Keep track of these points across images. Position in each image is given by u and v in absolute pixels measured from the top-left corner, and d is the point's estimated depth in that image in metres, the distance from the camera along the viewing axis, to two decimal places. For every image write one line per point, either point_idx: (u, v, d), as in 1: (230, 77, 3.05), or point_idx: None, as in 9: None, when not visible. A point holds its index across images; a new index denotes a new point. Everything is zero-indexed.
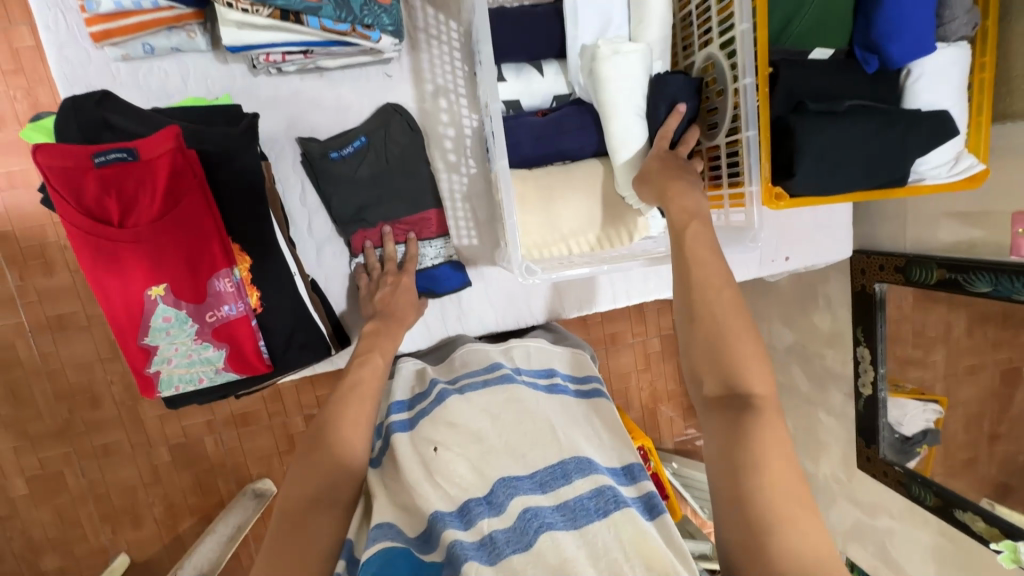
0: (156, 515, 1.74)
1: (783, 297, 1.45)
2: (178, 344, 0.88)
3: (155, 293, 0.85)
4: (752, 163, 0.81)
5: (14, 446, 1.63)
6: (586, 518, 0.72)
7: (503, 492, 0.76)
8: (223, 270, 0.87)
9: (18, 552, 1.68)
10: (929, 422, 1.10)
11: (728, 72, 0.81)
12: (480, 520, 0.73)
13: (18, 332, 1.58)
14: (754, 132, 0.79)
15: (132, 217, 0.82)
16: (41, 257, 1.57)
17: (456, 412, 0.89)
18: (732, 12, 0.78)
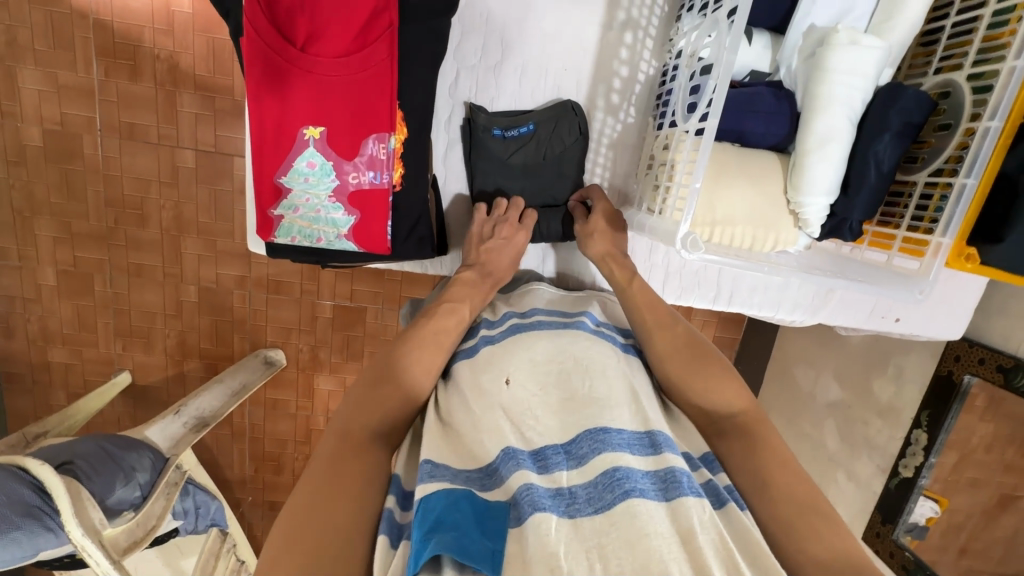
0: (167, 347, 1.75)
1: (845, 353, 1.41)
2: (311, 194, 0.98)
3: (310, 135, 0.95)
4: (954, 211, 0.84)
5: (54, 236, 1.63)
6: (679, 491, 0.66)
7: (589, 445, 0.72)
8: (381, 135, 0.96)
9: (30, 337, 1.70)
10: (920, 516, 1.18)
11: (970, 108, 0.84)
12: (559, 469, 0.70)
13: (89, 126, 1.54)
14: (974, 181, 0.81)
15: (316, 45, 0.91)
16: (131, 59, 1.50)
17: (535, 350, 0.86)
18: (1008, 46, 0.79)
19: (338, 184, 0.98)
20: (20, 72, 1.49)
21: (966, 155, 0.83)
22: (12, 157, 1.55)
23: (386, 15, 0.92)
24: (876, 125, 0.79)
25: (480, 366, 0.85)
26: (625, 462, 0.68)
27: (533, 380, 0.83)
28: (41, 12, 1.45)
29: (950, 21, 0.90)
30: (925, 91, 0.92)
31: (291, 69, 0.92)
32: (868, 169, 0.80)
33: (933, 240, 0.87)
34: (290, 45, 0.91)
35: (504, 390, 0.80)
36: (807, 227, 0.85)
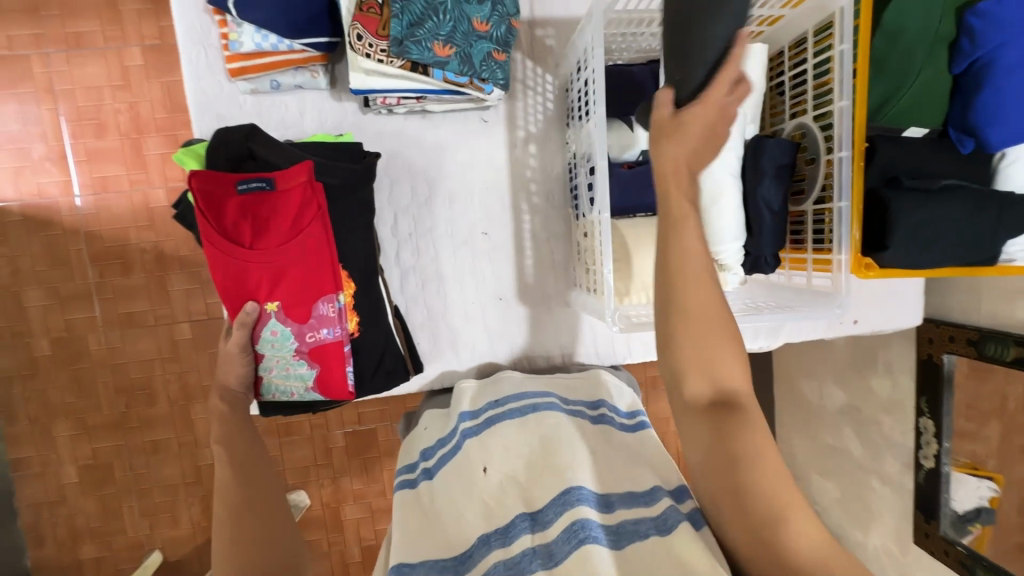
0: (193, 515, 1.77)
1: (836, 357, 1.44)
2: (279, 356, 1.01)
3: (270, 309, 0.99)
4: (842, 232, 0.87)
5: (71, 434, 1.70)
6: (628, 540, 0.74)
7: (553, 510, 0.78)
8: (329, 295, 1.00)
9: (59, 539, 1.72)
10: (984, 499, 1.08)
11: (822, 142, 0.90)
12: (522, 534, 0.76)
13: (91, 325, 1.67)
14: (846, 203, 0.85)
15: (260, 239, 0.98)
16: (120, 257, 1.66)
17: (507, 434, 0.94)
18: (831, 89, 0.87)
19: (298, 344, 1.00)
20: (25, 293, 1.64)
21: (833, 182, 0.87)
22: (25, 371, 1.66)
23: (314, 197, 0.98)
24: (755, 172, 0.83)
25: (460, 465, 0.92)
26: (583, 514, 0.75)
27: (510, 457, 0.90)
28: (38, 238, 1.63)
29: (788, 75, 0.99)
30: (787, 135, 0.99)
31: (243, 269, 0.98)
32: (763, 213, 0.83)
33: (832, 258, 0.89)
34: (238, 246, 0.97)
35: (485, 479, 0.87)
36: (731, 269, 0.85)
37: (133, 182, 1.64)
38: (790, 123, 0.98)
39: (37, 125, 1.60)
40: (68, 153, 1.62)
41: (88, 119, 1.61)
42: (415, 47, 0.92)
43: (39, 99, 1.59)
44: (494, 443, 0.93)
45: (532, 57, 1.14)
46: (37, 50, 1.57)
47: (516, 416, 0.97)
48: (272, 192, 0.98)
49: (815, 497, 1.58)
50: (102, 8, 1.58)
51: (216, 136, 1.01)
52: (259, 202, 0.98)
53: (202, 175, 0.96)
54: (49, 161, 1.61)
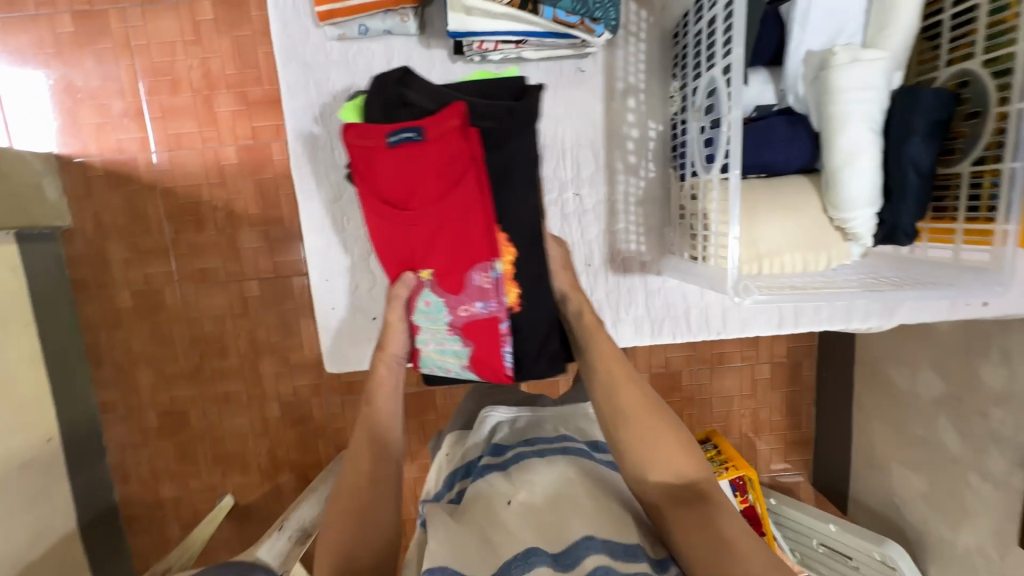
0: (261, 464, 1.85)
1: (938, 341, 1.32)
2: (434, 329, 1.02)
3: (423, 277, 1.00)
4: (1012, 198, 0.83)
5: (152, 381, 1.79)
6: None
7: (576, 552, 0.72)
8: (485, 263, 0.98)
9: (143, 478, 1.84)
10: None
11: (994, 90, 0.83)
12: (544, 564, 0.70)
13: (168, 279, 1.73)
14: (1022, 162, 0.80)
15: (416, 200, 0.97)
16: (194, 214, 1.70)
17: (530, 464, 0.91)
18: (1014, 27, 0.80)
19: (450, 318, 1.01)
20: (108, 246, 1.71)
21: (1007, 138, 0.82)
22: (109, 320, 1.75)
23: (468, 144, 0.94)
24: (903, 130, 0.81)
25: (483, 494, 0.87)
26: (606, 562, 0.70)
27: (532, 487, 0.86)
28: (118, 193, 1.68)
29: (948, 15, 0.90)
30: (941, 84, 0.92)
31: (387, 221, 0.99)
32: (909, 174, 0.81)
33: (998, 229, 0.85)
34: (394, 207, 0.98)
35: (507, 509, 0.82)
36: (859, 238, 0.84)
37: (205, 140, 1.65)
38: (945, 69, 0.91)
39: (115, 82, 1.63)
40: (144, 109, 1.64)
41: (163, 74, 1.62)
42: None
43: (117, 55, 1.61)
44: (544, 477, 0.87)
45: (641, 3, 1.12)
46: (114, 5, 1.59)
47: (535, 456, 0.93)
48: (421, 142, 0.95)
49: (896, 489, 1.48)
50: None
51: (372, 86, 1.01)
52: (397, 155, 0.96)
53: (354, 132, 0.97)
54: (127, 117, 1.64)
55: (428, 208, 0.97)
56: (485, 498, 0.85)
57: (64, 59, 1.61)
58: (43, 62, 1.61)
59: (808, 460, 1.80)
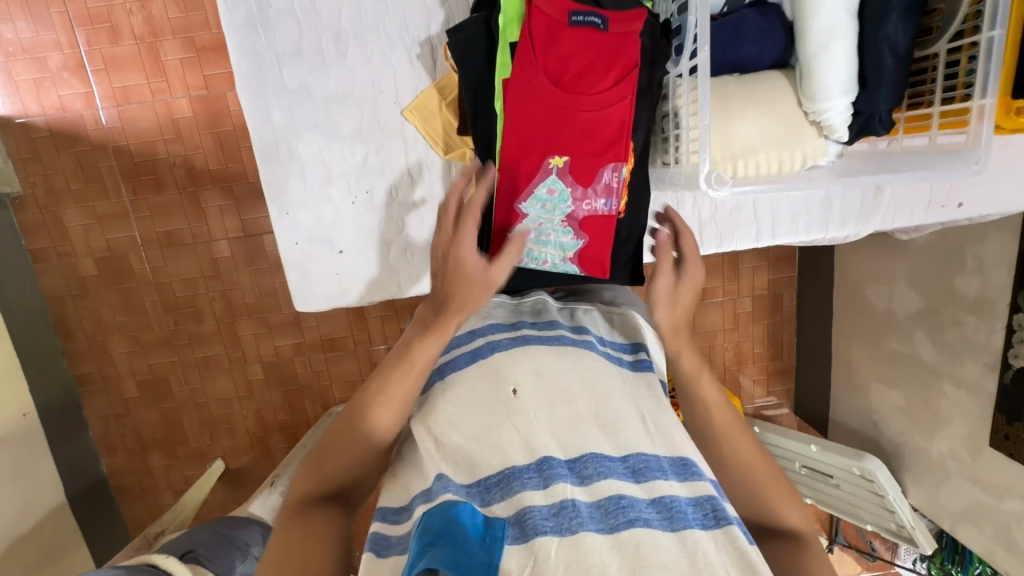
0: (249, 427, 1.84)
1: (915, 257, 1.32)
2: (547, 220, 0.83)
3: (553, 164, 0.80)
4: (990, 69, 0.73)
5: (127, 351, 1.75)
6: (685, 521, 0.57)
7: (593, 465, 0.62)
8: (617, 164, 0.79)
9: (130, 448, 1.82)
10: None
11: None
12: (562, 481, 0.59)
13: (131, 244, 1.66)
14: (1001, 31, 0.70)
15: (584, 84, 0.76)
16: (152, 173, 1.62)
17: (544, 357, 0.71)
18: None
19: (574, 211, 0.82)
20: (64, 213, 1.63)
21: (983, 9, 0.72)
22: (75, 290, 1.69)
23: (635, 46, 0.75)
24: None
25: (488, 371, 0.71)
26: (625, 488, 0.60)
27: (550, 389, 0.69)
28: (68, 155, 1.59)
29: None
30: None
31: (559, 114, 0.77)
32: (884, 57, 0.67)
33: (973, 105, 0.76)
34: (549, 84, 0.76)
35: (511, 403, 0.67)
36: (834, 134, 0.72)
37: (154, 92, 1.56)
38: None
39: (50, 32, 1.51)
40: (85, 61, 1.53)
41: (101, 22, 1.51)
42: None
43: (47, 2, 1.49)
44: (545, 374, 0.70)
45: None
46: None
47: (545, 347, 0.72)
48: (606, 34, 0.75)
49: (874, 406, 1.52)
50: None
51: None
52: (631, 53, 0.75)
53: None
54: (68, 71, 1.54)
55: (598, 100, 0.76)
56: (489, 387, 0.69)
57: None
58: None
59: (790, 388, 1.83)
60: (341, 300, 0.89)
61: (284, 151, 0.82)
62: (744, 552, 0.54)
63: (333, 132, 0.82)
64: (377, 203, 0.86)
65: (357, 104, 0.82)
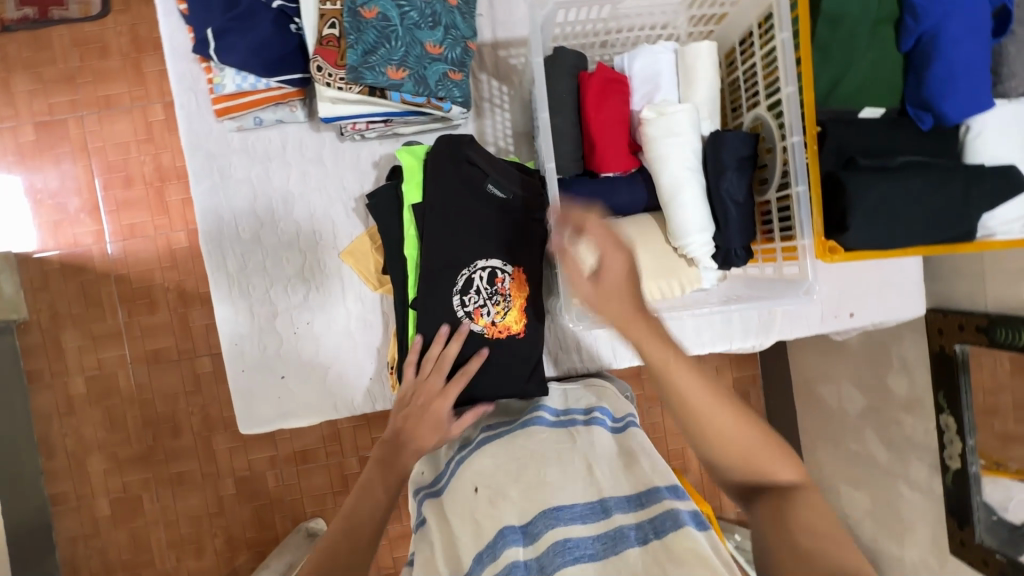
0: (217, 545, 1.80)
1: (852, 358, 1.37)
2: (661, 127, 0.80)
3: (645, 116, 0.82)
4: (803, 217, 0.73)
5: (104, 468, 1.79)
6: (624, 544, 0.62)
7: (542, 522, 0.66)
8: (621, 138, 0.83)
9: (95, 571, 1.79)
10: None
11: (776, 130, 0.76)
12: (513, 546, 0.64)
13: (121, 362, 1.78)
14: (805, 186, 0.71)
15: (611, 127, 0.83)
16: (147, 297, 1.77)
17: (494, 450, 0.80)
18: (778, 76, 0.73)
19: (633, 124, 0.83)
20: (64, 335, 1.77)
21: (788, 168, 0.74)
22: (63, 408, 1.77)
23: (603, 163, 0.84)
24: (715, 167, 0.80)
25: (455, 485, 0.78)
26: (575, 532, 0.64)
27: (504, 475, 0.75)
28: (74, 283, 1.77)
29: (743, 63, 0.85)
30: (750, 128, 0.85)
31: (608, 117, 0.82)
32: (727, 206, 0.80)
33: (796, 244, 0.75)
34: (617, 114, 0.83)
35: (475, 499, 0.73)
36: (701, 263, 0.83)
37: (157, 227, 1.76)
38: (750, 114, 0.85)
39: (73, 181, 1.75)
40: (99, 203, 1.76)
41: (118, 171, 1.75)
42: (368, 72, 0.75)
43: (75, 157, 1.75)
44: (501, 462, 0.78)
45: (497, 74, 0.96)
46: (73, 114, 1.74)
47: (497, 443, 0.82)
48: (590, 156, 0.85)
49: (847, 509, 1.47)
50: (128, 71, 1.74)
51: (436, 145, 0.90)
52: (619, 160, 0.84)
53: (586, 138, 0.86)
54: (84, 212, 1.76)
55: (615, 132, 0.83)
56: (460, 492, 0.76)
57: (26, 164, 1.75)
58: (5, 169, 1.74)
59: None
60: (280, 422, 0.96)
61: (236, 291, 0.94)
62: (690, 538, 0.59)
63: (279, 273, 0.95)
64: (316, 332, 0.96)
65: (302, 251, 0.95)
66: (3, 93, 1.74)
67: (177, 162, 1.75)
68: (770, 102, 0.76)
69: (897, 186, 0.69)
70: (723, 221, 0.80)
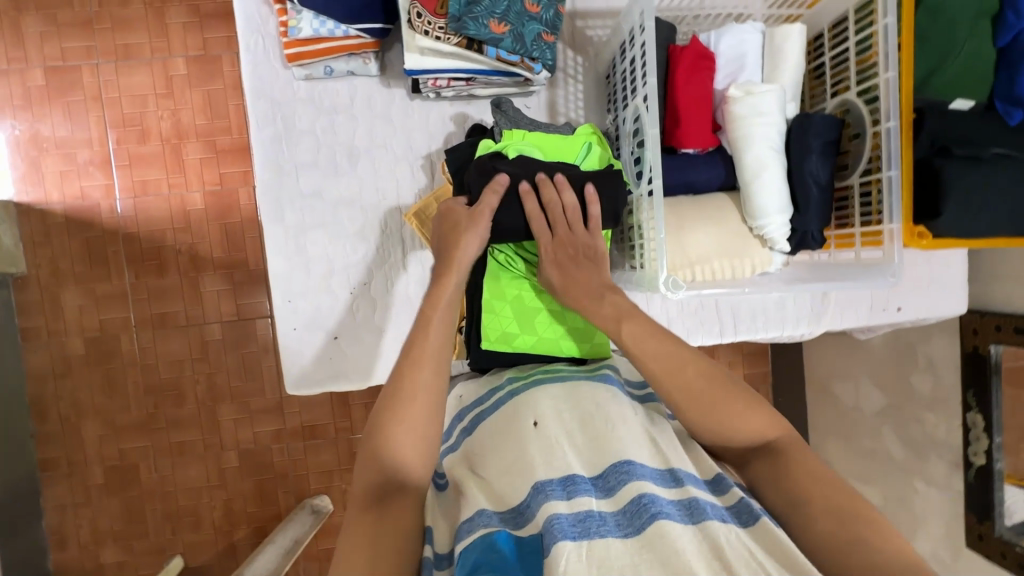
0: (215, 520, 1.75)
1: (875, 356, 1.41)
2: (755, 107, 0.80)
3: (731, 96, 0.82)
4: (892, 202, 0.75)
5: (100, 434, 1.71)
6: (704, 514, 0.59)
7: (614, 476, 0.65)
8: (703, 117, 0.82)
9: (83, 542, 1.71)
10: None
11: (867, 116, 0.77)
12: (586, 494, 0.62)
13: (124, 325, 1.70)
14: (897, 171, 0.73)
15: (695, 105, 0.82)
16: (156, 258, 1.70)
17: (557, 393, 0.76)
18: (876, 63, 0.75)
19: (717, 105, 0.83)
20: (64, 293, 1.68)
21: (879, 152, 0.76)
22: (59, 369, 1.69)
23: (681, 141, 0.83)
24: (799, 150, 0.81)
25: (507, 412, 0.75)
26: (650, 488, 0.62)
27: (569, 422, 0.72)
28: (79, 240, 1.68)
29: (828, 53, 0.85)
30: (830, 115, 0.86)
31: (691, 94, 0.81)
32: (809, 189, 0.81)
33: (882, 228, 0.77)
34: (704, 92, 0.82)
35: (533, 433, 0.70)
36: (775, 245, 0.84)
37: (171, 186, 1.69)
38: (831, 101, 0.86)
39: (84, 132, 1.67)
40: (111, 157, 1.68)
41: (133, 125, 1.67)
42: (471, 23, 0.73)
43: (88, 106, 1.66)
44: (564, 407, 0.74)
45: (574, 45, 0.95)
46: (88, 61, 1.66)
47: (559, 384, 0.78)
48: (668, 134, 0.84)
49: None
50: (151, 20, 1.66)
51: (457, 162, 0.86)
52: (700, 138, 0.83)
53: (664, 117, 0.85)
54: (93, 165, 1.67)
55: (698, 110, 0.82)
56: (513, 423, 0.73)
57: (33, 110, 1.65)
58: (10, 112, 1.64)
59: None
60: (329, 385, 0.93)
61: (293, 247, 0.91)
62: (780, 542, 0.57)
63: (339, 231, 0.92)
64: (373, 294, 0.93)
65: (364, 210, 0.93)
66: (12, 32, 1.64)
67: (196, 121, 1.69)
68: (863, 88, 0.78)
69: (980, 178, 0.73)
70: (804, 202, 0.81)
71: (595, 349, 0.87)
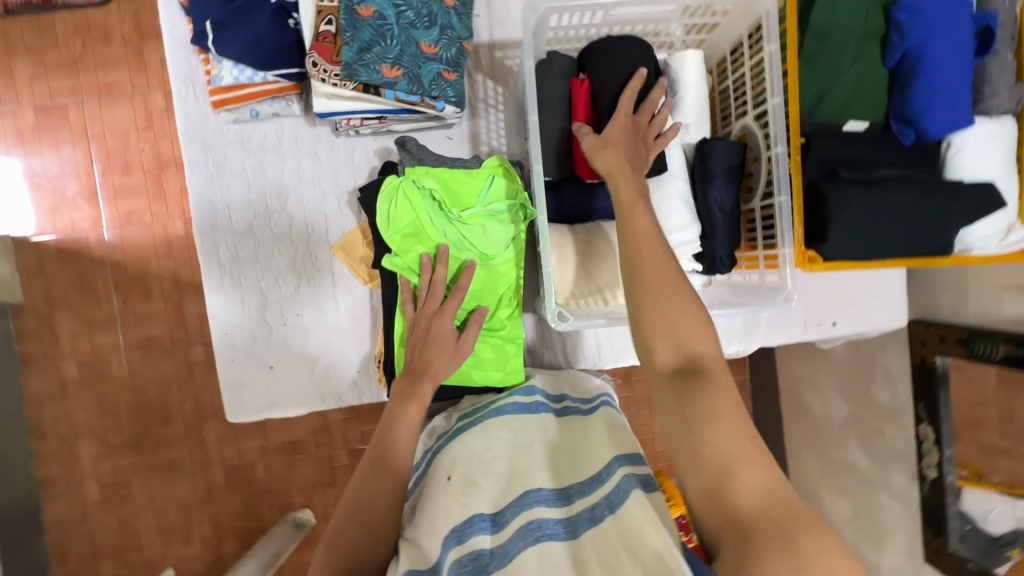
0: (205, 534, 1.82)
1: (839, 366, 1.38)
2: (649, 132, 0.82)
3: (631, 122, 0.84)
4: (785, 226, 0.83)
5: (95, 453, 1.80)
6: (581, 525, 0.68)
7: (511, 510, 0.72)
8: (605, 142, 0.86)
9: (82, 555, 1.80)
10: (1020, 519, 0.95)
11: (762, 140, 0.86)
12: (480, 534, 0.70)
13: (114, 348, 1.79)
14: (787, 196, 0.81)
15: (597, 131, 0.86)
16: (142, 284, 1.78)
17: (471, 436, 0.84)
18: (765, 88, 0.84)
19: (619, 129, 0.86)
20: (58, 319, 1.78)
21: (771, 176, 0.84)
22: (55, 392, 1.78)
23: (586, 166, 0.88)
24: (704, 176, 0.87)
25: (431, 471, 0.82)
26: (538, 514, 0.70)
27: (478, 466, 0.79)
28: (70, 269, 1.77)
29: (731, 78, 0.94)
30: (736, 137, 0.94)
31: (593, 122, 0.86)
32: (714, 214, 0.86)
33: (780, 252, 0.85)
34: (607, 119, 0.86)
35: (444, 488, 0.77)
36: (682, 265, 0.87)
37: (153, 215, 1.77)
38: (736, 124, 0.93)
39: (72, 168, 1.76)
40: (97, 189, 1.76)
41: (116, 159, 1.76)
42: (363, 70, 0.80)
43: (75, 142, 1.76)
44: (473, 450, 0.81)
45: (493, 75, 0.97)
46: (74, 99, 1.75)
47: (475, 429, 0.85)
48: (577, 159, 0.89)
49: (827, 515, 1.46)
50: (129, 58, 1.74)
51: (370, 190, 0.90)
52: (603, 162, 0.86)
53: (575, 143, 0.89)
54: (81, 198, 1.76)
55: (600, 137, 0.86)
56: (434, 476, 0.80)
57: (25, 147, 1.75)
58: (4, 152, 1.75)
59: None
60: (268, 414, 0.97)
61: (228, 281, 0.96)
62: (642, 515, 0.63)
63: (270, 265, 0.96)
64: (306, 323, 0.97)
65: (293, 243, 0.97)
66: (4, 77, 1.74)
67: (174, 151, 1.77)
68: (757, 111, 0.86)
69: (876, 197, 0.81)
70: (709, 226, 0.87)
71: (507, 375, 0.93)
